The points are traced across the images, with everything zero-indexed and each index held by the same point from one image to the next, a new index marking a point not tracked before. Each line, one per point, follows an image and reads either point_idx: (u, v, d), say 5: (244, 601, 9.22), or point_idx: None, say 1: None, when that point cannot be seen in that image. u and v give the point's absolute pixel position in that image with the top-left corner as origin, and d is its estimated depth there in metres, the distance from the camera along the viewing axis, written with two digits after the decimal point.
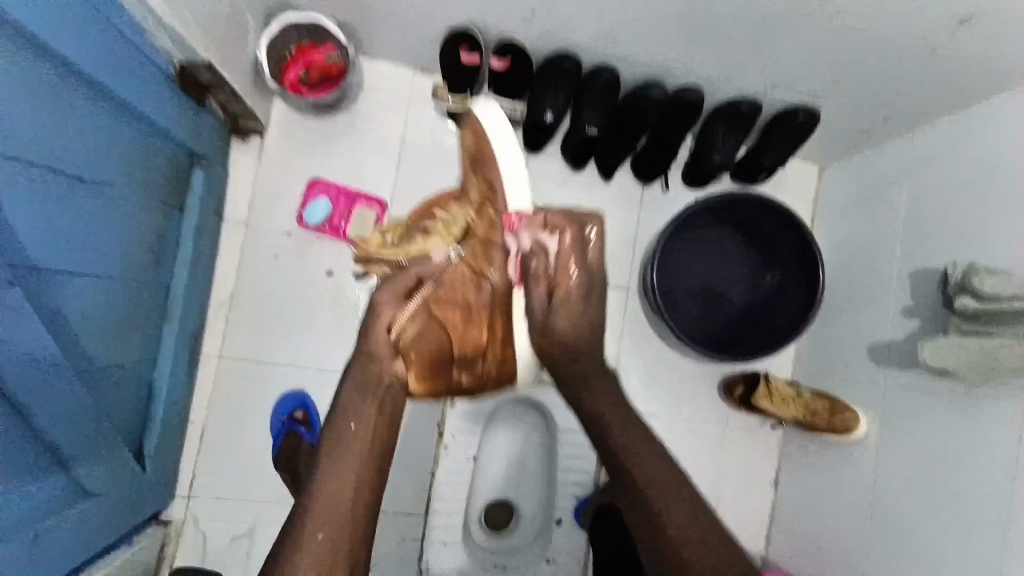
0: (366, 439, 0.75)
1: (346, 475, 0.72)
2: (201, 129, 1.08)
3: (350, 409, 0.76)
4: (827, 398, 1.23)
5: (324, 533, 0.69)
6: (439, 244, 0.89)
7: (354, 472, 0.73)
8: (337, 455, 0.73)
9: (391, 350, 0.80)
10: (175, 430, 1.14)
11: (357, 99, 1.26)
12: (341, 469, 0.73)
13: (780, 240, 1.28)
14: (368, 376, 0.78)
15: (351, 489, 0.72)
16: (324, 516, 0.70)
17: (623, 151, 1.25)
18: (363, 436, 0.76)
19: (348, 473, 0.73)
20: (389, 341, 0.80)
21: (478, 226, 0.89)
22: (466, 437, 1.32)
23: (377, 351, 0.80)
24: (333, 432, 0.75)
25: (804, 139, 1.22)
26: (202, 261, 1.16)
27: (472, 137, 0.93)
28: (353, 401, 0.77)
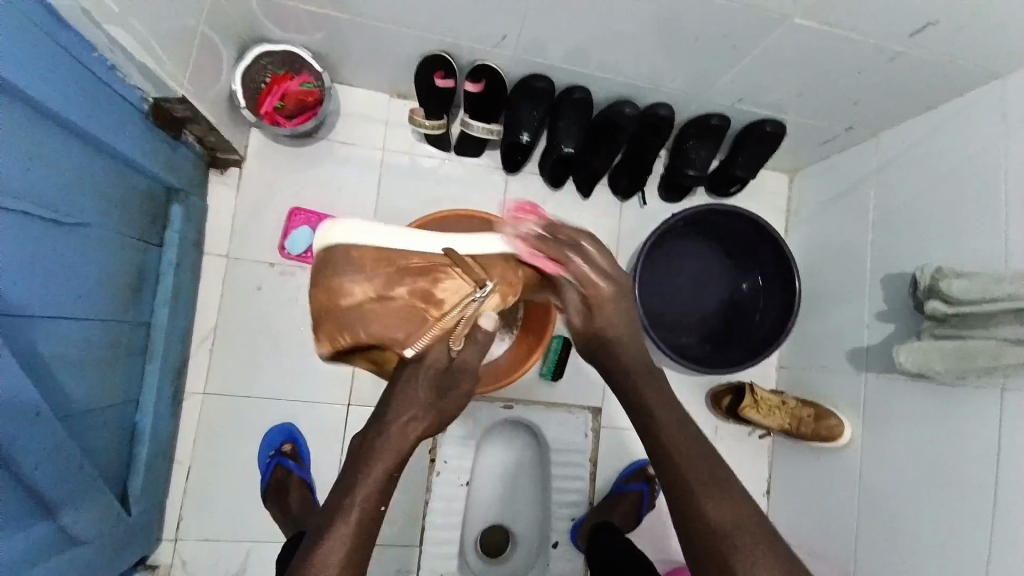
0: (370, 526, 0.74)
1: (351, 558, 0.71)
2: (178, 162, 1.08)
3: (367, 496, 0.75)
4: (812, 404, 1.24)
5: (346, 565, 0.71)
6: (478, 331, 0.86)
7: (354, 554, 0.72)
8: (346, 550, 0.71)
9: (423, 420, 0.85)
10: (161, 469, 1.12)
11: (334, 126, 1.28)
12: (347, 548, 0.71)
13: (759, 249, 1.30)
14: (390, 456, 0.79)
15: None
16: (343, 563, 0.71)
17: (599, 168, 1.28)
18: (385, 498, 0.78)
19: (355, 557, 0.72)
20: (428, 411, 0.83)
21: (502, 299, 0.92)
22: (458, 462, 1.31)
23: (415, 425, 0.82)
24: (340, 518, 0.73)
25: (773, 150, 1.26)
26: (184, 295, 1.15)
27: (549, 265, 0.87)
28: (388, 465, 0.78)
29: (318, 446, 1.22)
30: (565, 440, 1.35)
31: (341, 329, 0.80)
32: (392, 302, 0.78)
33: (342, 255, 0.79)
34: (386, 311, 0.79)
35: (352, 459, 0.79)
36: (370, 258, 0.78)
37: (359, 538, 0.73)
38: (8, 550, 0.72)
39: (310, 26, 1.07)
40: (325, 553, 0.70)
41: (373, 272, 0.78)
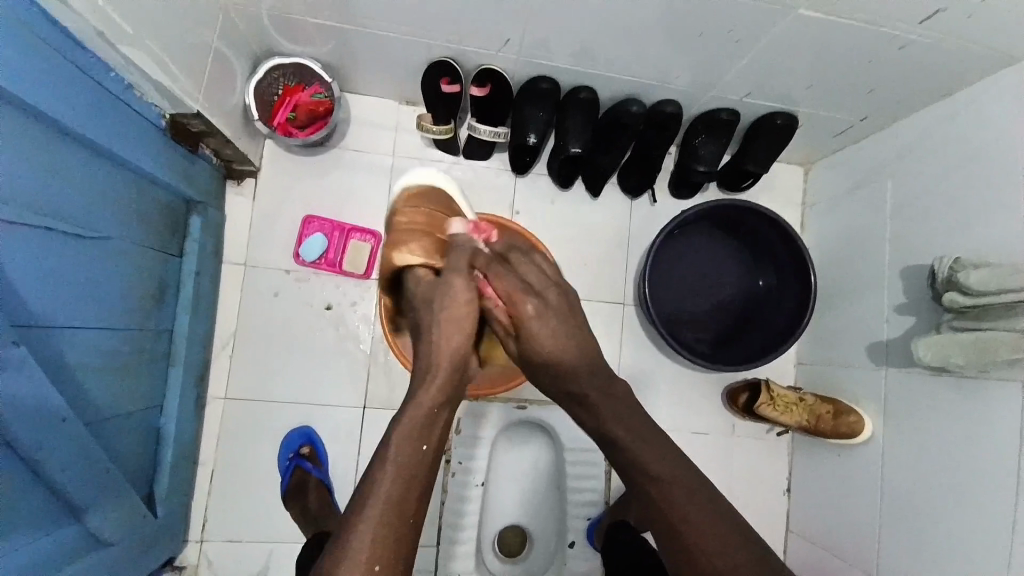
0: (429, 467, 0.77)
1: (401, 501, 0.73)
2: (196, 175, 1.12)
3: (416, 430, 0.77)
4: (832, 401, 1.22)
5: (379, 537, 0.70)
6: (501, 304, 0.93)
7: (410, 498, 0.74)
8: (395, 490, 0.73)
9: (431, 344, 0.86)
10: (185, 473, 1.15)
11: (345, 135, 1.30)
12: (392, 486, 0.73)
13: (771, 243, 1.28)
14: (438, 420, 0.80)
15: (405, 525, 0.72)
16: (381, 525, 0.70)
17: (607, 166, 1.27)
18: (409, 466, 0.75)
19: (407, 500, 0.73)
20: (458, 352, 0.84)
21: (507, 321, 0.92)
22: (473, 462, 1.33)
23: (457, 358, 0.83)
24: (394, 456, 0.75)
25: (786, 142, 1.24)
26: (204, 303, 1.18)
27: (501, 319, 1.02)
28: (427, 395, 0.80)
29: (335, 448, 1.24)
30: (580, 439, 1.35)
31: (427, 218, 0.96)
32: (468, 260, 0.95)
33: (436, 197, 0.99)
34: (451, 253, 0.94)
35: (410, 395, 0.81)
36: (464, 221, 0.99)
37: (408, 479, 0.74)
38: (37, 550, 0.75)
39: (319, 38, 1.10)
40: (378, 489, 0.73)
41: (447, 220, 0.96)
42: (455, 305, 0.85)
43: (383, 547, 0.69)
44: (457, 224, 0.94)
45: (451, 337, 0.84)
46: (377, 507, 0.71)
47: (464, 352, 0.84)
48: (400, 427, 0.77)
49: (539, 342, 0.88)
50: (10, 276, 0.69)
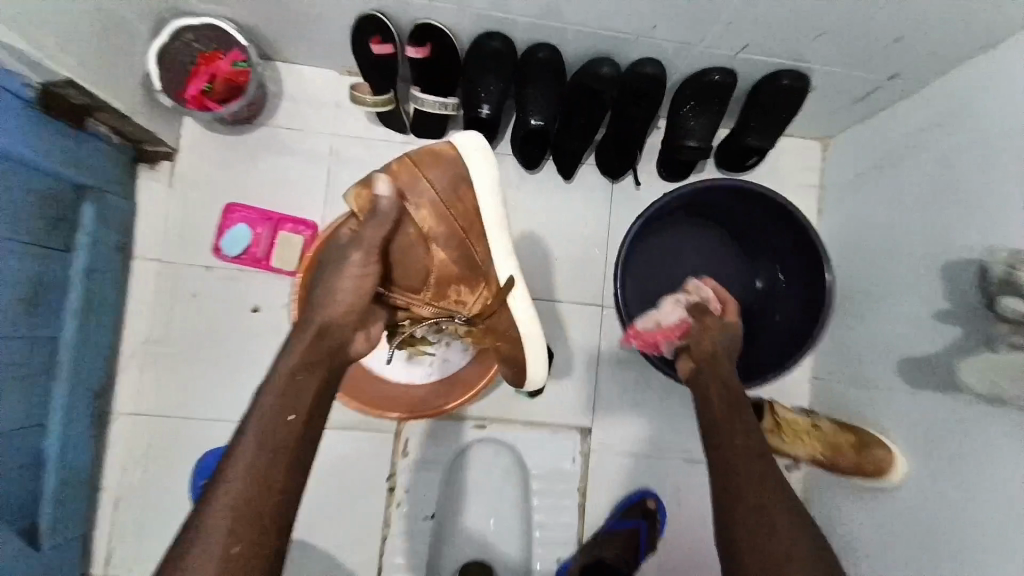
0: (299, 443, 0.72)
1: (265, 476, 0.69)
2: (87, 157, 0.96)
3: (285, 402, 0.72)
4: (853, 430, 0.99)
5: (228, 528, 0.66)
6: (465, 293, 0.86)
7: (274, 471, 0.70)
8: (258, 465, 0.69)
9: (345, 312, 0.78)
10: (82, 500, 1.01)
11: (275, 110, 1.13)
12: (254, 462, 0.69)
13: (776, 228, 1.04)
14: (308, 396, 0.74)
15: (266, 505, 0.69)
16: (232, 510, 0.67)
17: (578, 143, 1.07)
18: (274, 443, 0.71)
19: (268, 480, 0.69)
20: (347, 320, 0.77)
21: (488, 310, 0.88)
22: (422, 491, 1.14)
23: (335, 319, 0.76)
24: (252, 433, 0.70)
25: (798, 108, 1.01)
26: (107, 307, 1.02)
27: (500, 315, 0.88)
28: (298, 356, 0.75)
29: None
30: (547, 466, 1.16)
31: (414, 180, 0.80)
32: (425, 251, 0.82)
33: (452, 168, 0.82)
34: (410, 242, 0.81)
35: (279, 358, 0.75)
36: (464, 199, 0.83)
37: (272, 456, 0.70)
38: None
39: None
40: (239, 464, 0.69)
41: (415, 194, 0.80)
42: (353, 277, 0.77)
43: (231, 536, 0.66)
44: (383, 186, 0.76)
45: (335, 303, 0.77)
46: (238, 484, 0.68)
47: (355, 313, 0.78)
48: (265, 398, 0.73)
49: (719, 358, 0.86)
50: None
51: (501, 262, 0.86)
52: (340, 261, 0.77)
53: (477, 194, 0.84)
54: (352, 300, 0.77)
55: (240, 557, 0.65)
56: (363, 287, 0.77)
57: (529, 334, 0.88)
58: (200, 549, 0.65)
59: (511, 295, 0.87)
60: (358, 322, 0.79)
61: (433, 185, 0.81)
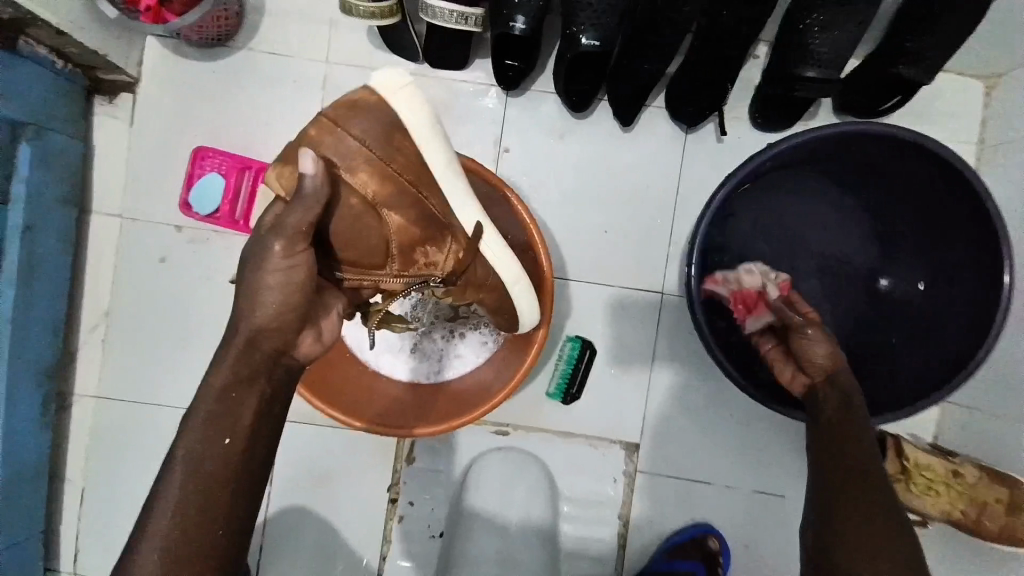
0: (238, 475, 0.54)
1: (198, 514, 0.52)
2: (13, 81, 0.75)
3: (208, 432, 0.53)
4: (1006, 483, 0.74)
5: None
6: (437, 255, 0.63)
7: (209, 511, 0.53)
8: (186, 511, 0.52)
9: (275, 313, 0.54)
10: (37, 494, 0.87)
11: (256, 29, 0.89)
12: (179, 509, 0.52)
13: (925, 178, 0.74)
14: (242, 420, 0.54)
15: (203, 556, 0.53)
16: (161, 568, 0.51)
17: (648, 74, 0.78)
18: (202, 485, 0.53)
19: (204, 525, 0.53)
20: (284, 328, 0.54)
21: (474, 270, 0.66)
22: (430, 505, 0.95)
23: (264, 322, 0.53)
24: (176, 472, 0.52)
25: (971, 25, 0.72)
26: (55, 270, 0.85)
27: (482, 277, 0.67)
28: (220, 375, 0.54)
29: None
30: (581, 488, 0.94)
31: (337, 139, 0.57)
32: (369, 218, 0.58)
33: (379, 115, 0.58)
34: (345, 213, 0.58)
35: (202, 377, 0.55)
36: (403, 149, 0.59)
37: (203, 494, 0.53)
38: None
39: None
40: (159, 514, 0.52)
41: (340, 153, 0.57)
42: (283, 269, 0.53)
43: None
44: (308, 162, 0.53)
45: (263, 303, 0.53)
46: (162, 535, 0.52)
47: (291, 313, 0.54)
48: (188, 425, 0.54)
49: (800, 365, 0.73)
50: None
51: (463, 210, 0.62)
52: (261, 248, 0.54)
53: (416, 140, 0.59)
54: (285, 297, 0.53)
55: None
56: (299, 283, 0.54)
57: (513, 288, 0.68)
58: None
59: (484, 244, 0.64)
60: (303, 324, 0.55)
61: (360, 140, 0.57)
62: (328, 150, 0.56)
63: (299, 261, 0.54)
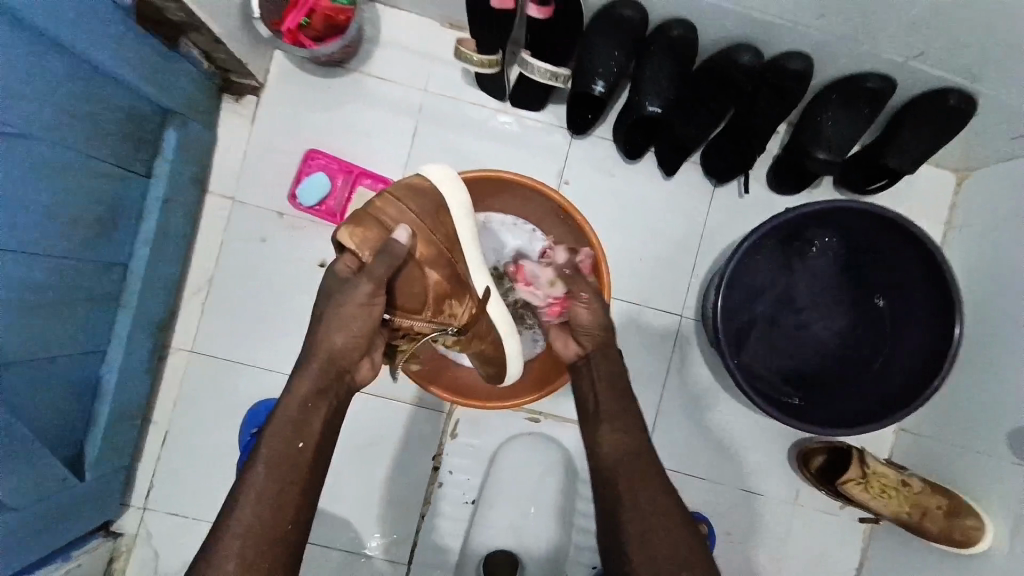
0: (311, 467, 0.70)
1: (280, 494, 0.68)
2: (175, 78, 0.89)
3: (288, 428, 0.70)
4: (945, 494, 0.93)
5: (239, 555, 0.64)
6: (462, 310, 0.81)
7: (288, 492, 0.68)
8: (264, 492, 0.67)
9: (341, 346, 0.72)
10: (131, 431, 0.99)
11: (369, 57, 1.05)
12: (264, 491, 0.67)
13: (900, 251, 0.93)
14: (314, 427, 0.71)
15: (280, 527, 0.67)
16: (248, 537, 0.65)
17: (694, 138, 0.95)
18: (283, 471, 0.68)
19: (277, 505, 0.67)
20: (350, 352, 0.73)
21: (481, 324, 0.84)
22: (466, 476, 1.12)
23: (339, 352, 0.72)
24: (265, 461, 0.68)
25: (954, 133, 0.90)
26: (176, 239, 0.99)
27: (483, 332, 0.85)
28: (303, 389, 0.71)
29: None
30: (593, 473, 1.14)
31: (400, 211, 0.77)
32: (416, 274, 0.76)
33: (428, 196, 0.80)
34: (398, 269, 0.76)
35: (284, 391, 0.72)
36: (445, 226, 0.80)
37: (281, 479, 0.68)
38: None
39: None
40: (247, 496, 0.67)
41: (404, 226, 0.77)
42: (356, 305, 0.71)
43: (250, 562, 0.65)
44: (402, 231, 0.74)
45: (334, 336, 0.72)
46: (251, 508, 0.66)
47: (356, 347, 0.73)
48: (275, 422, 0.70)
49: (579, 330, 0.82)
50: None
51: (477, 275, 0.83)
52: (346, 290, 0.72)
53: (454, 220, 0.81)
54: (352, 333, 0.72)
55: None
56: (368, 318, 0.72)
57: (508, 341, 0.85)
58: (208, 570, 0.64)
59: (489, 306, 0.83)
60: (365, 350, 0.74)
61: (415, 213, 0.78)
62: (392, 222, 0.76)
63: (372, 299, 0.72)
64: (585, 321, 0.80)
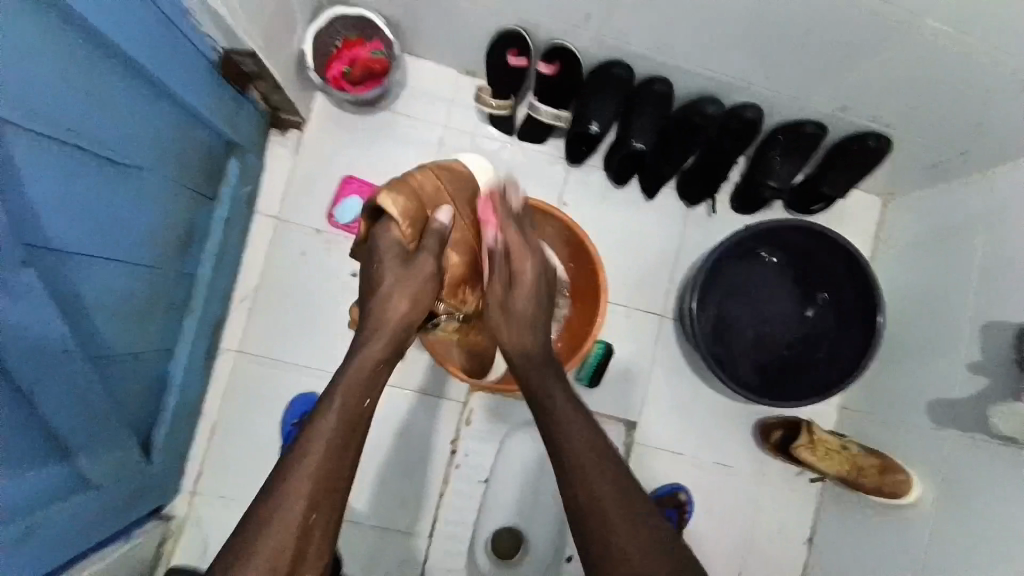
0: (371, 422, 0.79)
1: (346, 445, 0.75)
2: (239, 118, 1.05)
3: (357, 385, 0.79)
4: (877, 455, 1.15)
5: (307, 505, 0.70)
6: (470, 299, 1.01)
7: (354, 446, 0.76)
8: (336, 438, 0.74)
9: (398, 313, 0.85)
10: (186, 422, 1.12)
11: (398, 98, 1.23)
12: (334, 441, 0.74)
13: (835, 267, 1.16)
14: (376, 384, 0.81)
15: (342, 473, 0.74)
16: (318, 491, 0.71)
17: (668, 169, 1.19)
18: (353, 423, 0.76)
19: (344, 456, 0.74)
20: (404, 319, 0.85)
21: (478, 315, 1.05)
22: (477, 457, 1.26)
23: (405, 321, 0.85)
24: (335, 413, 0.76)
25: (872, 168, 1.14)
26: (229, 252, 1.14)
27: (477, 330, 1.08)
28: (372, 352, 0.82)
29: None
30: None
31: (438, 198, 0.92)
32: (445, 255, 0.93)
33: (464, 183, 0.95)
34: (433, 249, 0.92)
35: (347, 356, 0.81)
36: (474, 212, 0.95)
37: (349, 430, 0.76)
38: (16, 493, 0.68)
39: None
40: (314, 445, 0.73)
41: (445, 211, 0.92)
42: (415, 283, 0.86)
43: (319, 505, 0.71)
44: (443, 212, 0.90)
45: (394, 304, 0.85)
46: (320, 455, 0.73)
47: (413, 317, 0.86)
48: (342, 377, 0.79)
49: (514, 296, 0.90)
50: (23, 183, 0.61)
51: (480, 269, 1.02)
52: (401, 264, 0.87)
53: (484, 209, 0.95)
54: (409, 301, 0.86)
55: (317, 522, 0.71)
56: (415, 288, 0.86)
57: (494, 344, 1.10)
58: (275, 512, 0.69)
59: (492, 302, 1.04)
60: (417, 321, 0.88)
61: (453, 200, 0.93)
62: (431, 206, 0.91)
63: (429, 277, 0.87)
64: (521, 301, 0.90)
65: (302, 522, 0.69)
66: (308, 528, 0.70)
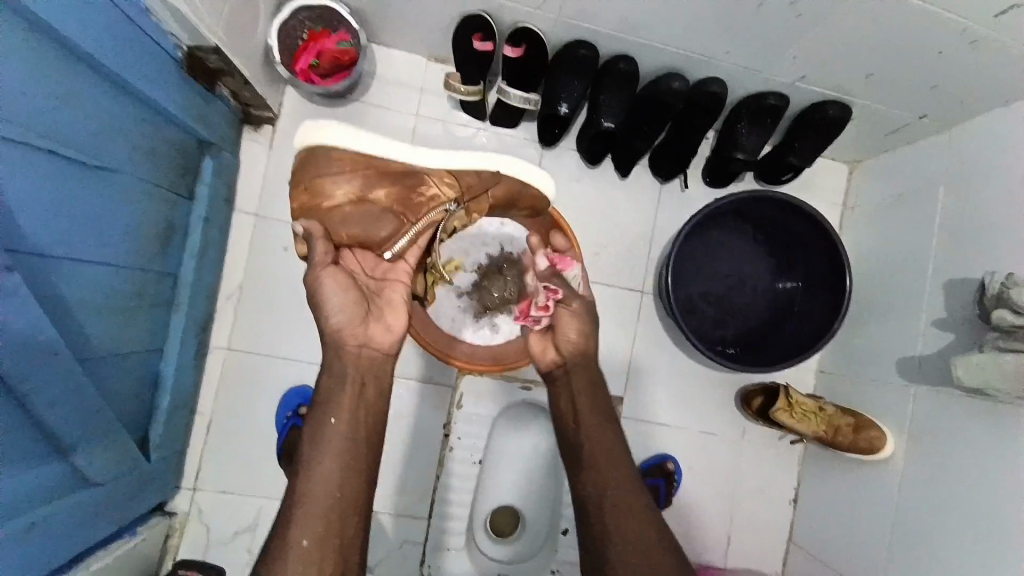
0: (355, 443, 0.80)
1: (332, 471, 0.77)
2: (210, 115, 1.06)
3: (321, 408, 0.80)
4: (852, 414, 1.18)
5: (306, 534, 0.73)
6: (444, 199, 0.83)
7: (341, 470, 0.78)
8: (322, 465, 0.77)
9: (344, 319, 0.83)
10: (181, 420, 1.14)
11: (369, 88, 1.24)
12: (319, 469, 0.77)
13: (807, 233, 1.19)
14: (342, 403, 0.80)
15: (333, 500, 0.76)
16: (308, 515, 0.74)
17: (639, 145, 1.20)
18: (334, 449, 0.78)
19: (333, 481, 0.77)
20: (355, 310, 0.83)
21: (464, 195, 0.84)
22: (472, 440, 1.29)
23: (348, 321, 0.83)
24: (313, 447, 0.78)
25: (836, 134, 1.17)
26: (211, 250, 1.15)
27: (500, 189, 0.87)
28: (333, 377, 0.82)
29: None
30: None
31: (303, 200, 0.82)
32: (368, 205, 0.81)
33: (314, 156, 0.81)
34: (354, 214, 0.82)
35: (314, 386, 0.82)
36: (345, 161, 0.80)
37: (330, 457, 0.78)
38: (16, 490, 0.70)
39: None
40: (308, 479, 0.76)
41: (317, 199, 0.81)
42: (334, 283, 0.82)
43: (318, 535, 0.74)
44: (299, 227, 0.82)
45: (333, 317, 0.82)
46: (314, 487, 0.76)
47: (356, 310, 0.83)
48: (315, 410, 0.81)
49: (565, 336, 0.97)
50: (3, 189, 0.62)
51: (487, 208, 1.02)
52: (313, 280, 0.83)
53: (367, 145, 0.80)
54: (343, 298, 0.82)
55: (313, 547, 0.73)
56: (354, 279, 0.85)
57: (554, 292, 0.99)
58: (284, 554, 0.72)
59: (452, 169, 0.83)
60: (365, 313, 0.84)
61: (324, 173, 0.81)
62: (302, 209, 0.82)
63: (341, 286, 0.82)
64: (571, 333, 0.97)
65: (307, 548, 0.73)
66: (309, 557, 0.72)
